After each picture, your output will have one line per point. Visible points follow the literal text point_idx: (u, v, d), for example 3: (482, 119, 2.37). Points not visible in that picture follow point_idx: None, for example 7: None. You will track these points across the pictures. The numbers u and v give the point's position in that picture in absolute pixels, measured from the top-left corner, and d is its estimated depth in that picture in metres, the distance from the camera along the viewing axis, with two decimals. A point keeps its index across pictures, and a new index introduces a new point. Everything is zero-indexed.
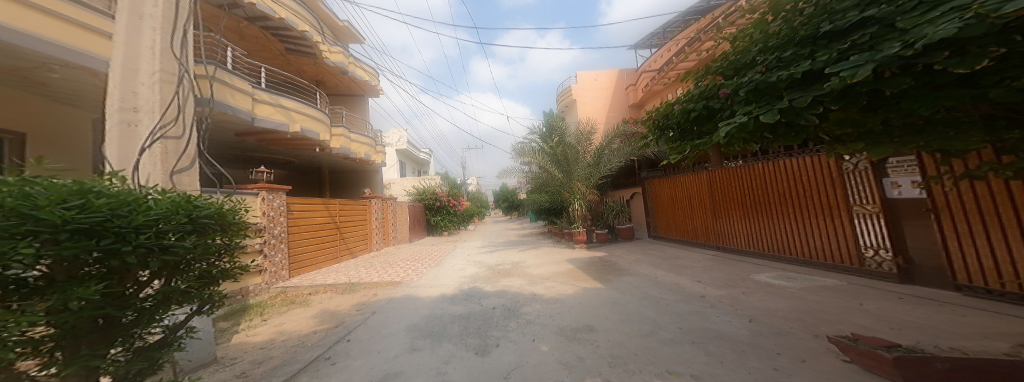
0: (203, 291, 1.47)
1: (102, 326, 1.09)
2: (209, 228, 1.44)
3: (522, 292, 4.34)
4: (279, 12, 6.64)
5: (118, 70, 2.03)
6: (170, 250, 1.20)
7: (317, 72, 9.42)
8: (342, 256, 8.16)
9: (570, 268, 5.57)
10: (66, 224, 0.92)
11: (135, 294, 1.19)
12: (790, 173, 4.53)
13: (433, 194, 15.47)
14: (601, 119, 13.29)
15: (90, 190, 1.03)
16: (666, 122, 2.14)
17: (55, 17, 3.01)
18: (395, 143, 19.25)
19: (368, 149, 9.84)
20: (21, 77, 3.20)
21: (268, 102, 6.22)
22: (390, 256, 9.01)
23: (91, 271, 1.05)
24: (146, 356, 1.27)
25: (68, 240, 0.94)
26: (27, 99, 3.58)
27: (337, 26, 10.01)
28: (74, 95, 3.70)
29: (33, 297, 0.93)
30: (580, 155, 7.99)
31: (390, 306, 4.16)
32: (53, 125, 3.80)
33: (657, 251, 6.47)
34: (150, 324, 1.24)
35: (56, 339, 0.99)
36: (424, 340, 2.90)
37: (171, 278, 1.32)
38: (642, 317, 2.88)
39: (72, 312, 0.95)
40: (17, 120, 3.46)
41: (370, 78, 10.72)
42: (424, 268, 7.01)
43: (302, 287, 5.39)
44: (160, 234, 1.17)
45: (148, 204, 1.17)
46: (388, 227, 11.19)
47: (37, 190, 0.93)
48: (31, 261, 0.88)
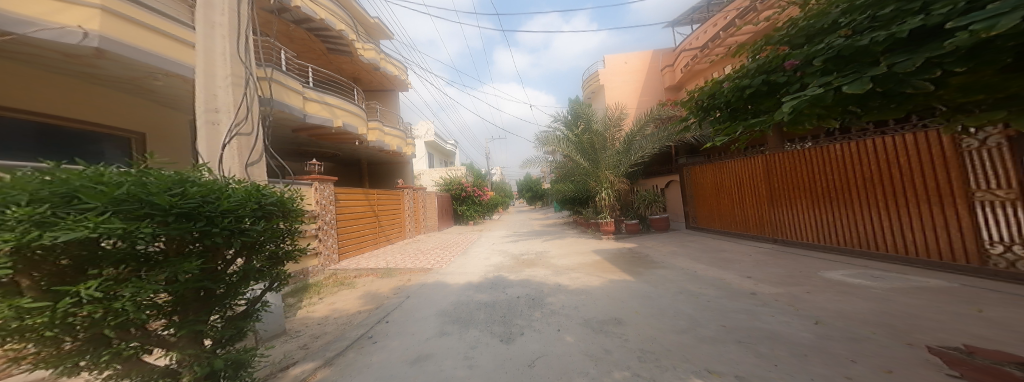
0: (273, 270, 1.60)
1: (202, 296, 1.28)
2: (274, 215, 1.57)
3: (557, 281, 4.33)
4: (319, 14, 6.95)
5: (201, 77, 2.26)
6: (247, 233, 1.34)
7: (353, 69, 9.89)
8: (380, 242, 8.65)
9: (597, 259, 5.46)
10: (172, 209, 1.07)
11: (223, 270, 1.35)
12: (875, 155, 4.05)
13: (459, 184, 15.81)
14: (632, 103, 12.71)
15: (187, 181, 1.20)
16: (713, 101, 1.97)
17: (144, 27, 3.43)
18: (423, 135, 19.85)
19: (400, 141, 10.25)
20: (136, 86, 3.86)
21: (317, 101, 6.61)
22: (421, 243, 9.39)
23: (193, 248, 1.22)
24: (235, 325, 1.44)
25: (174, 222, 1.09)
26: (139, 103, 4.30)
27: (368, 23, 10.33)
28: (171, 99, 4.34)
29: (155, 268, 1.10)
30: (609, 142, 7.68)
31: (423, 292, 4.34)
32: (157, 125, 4.53)
33: (696, 244, 6.15)
34: (237, 296, 1.41)
35: (173, 305, 1.16)
36: (452, 325, 3.00)
37: (250, 257, 1.46)
38: (683, 312, 2.76)
39: (181, 283, 1.11)
40: (132, 122, 4.20)
41: (400, 73, 10.99)
42: (452, 256, 7.23)
43: (350, 270, 5.80)
44: (239, 218, 1.31)
45: (228, 193, 1.31)
46: (420, 215, 11.66)
47: (150, 180, 1.11)
48: (150, 238, 1.02)
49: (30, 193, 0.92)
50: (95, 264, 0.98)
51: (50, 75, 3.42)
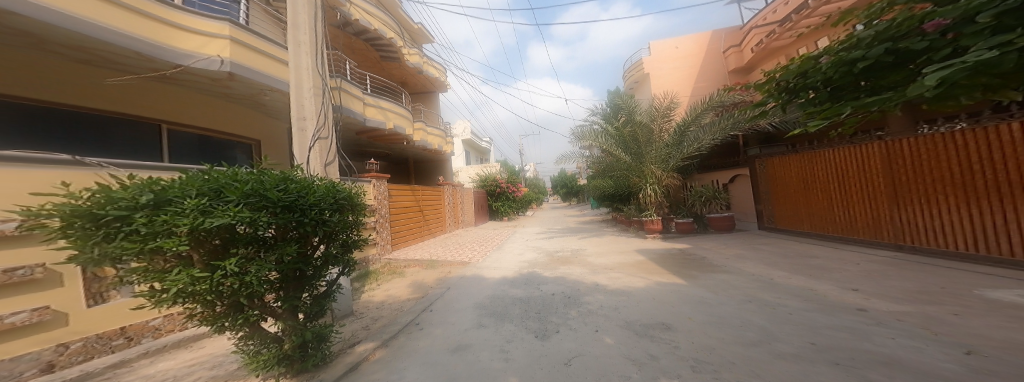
0: (344, 256, 2.25)
1: (297, 275, 1.95)
2: (345, 207, 2.20)
3: (601, 279, 4.19)
4: (374, 24, 7.52)
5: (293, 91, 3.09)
6: (325, 223, 1.96)
7: (401, 74, 10.54)
8: (425, 235, 9.13)
9: (641, 260, 5.17)
10: (279, 201, 1.70)
11: (311, 254, 2.00)
12: (954, 150, 3.70)
13: (494, 181, 16.04)
14: (686, 91, 11.81)
15: (286, 181, 1.83)
16: (802, 81, 1.61)
17: (248, 48, 4.18)
18: (461, 134, 20.47)
19: (441, 140, 10.70)
20: (254, 101, 4.97)
21: (374, 105, 7.13)
22: (461, 238, 9.71)
23: (293, 235, 1.88)
24: (318, 302, 2.13)
25: (280, 213, 1.73)
26: (254, 116, 5.46)
27: (412, 29, 10.89)
28: (273, 109, 5.37)
29: (269, 249, 1.75)
30: (655, 135, 7.26)
31: (462, 284, 4.49)
32: (267, 131, 5.73)
33: (772, 247, 5.45)
34: (318, 277, 2.08)
35: (279, 281, 1.84)
36: (489, 318, 3.04)
37: (327, 244, 2.10)
38: (753, 321, 2.48)
39: (285, 263, 1.75)
40: (252, 132, 5.42)
41: (440, 75, 11.43)
42: (488, 250, 7.38)
43: (401, 260, 6.21)
44: (319, 211, 1.95)
45: (313, 190, 1.92)
46: (458, 211, 12.07)
47: (265, 179, 1.75)
48: (266, 226, 1.65)
49: (194, 187, 1.51)
50: (234, 245, 1.63)
51: (202, 97, 4.60)
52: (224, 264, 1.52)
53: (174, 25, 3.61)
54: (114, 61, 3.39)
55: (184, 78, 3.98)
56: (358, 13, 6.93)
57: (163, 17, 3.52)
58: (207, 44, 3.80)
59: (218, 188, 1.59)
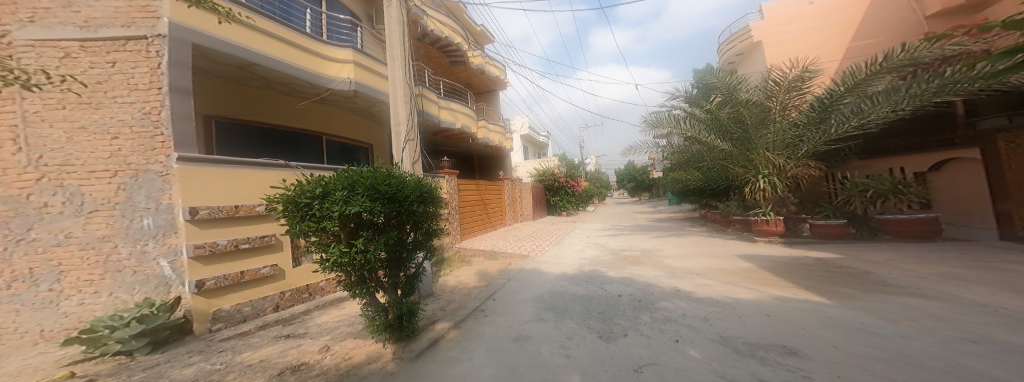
0: (429, 243, 2.64)
1: (395, 258, 2.40)
2: (430, 199, 2.61)
3: (683, 284, 3.71)
4: (445, 32, 8.42)
5: (393, 103, 4.32)
6: (414, 212, 2.39)
7: (466, 77, 11.16)
8: (488, 228, 9.51)
9: (741, 267, 4.37)
10: (385, 194, 2.19)
11: (405, 241, 2.44)
12: None
13: (552, 175, 15.81)
14: (827, 54, 9.27)
15: (388, 176, 2.30)
16: None
17: (370, 72, 5.74)
18: (519, 129, 20.66)
19: (502, 137, 11.00)
20: (369, 113, 6.76)
21: (446, 108, 7.70)
22: (520, 231, 9.83)
23: (393, 223, 2.34)
24: (410, 284, 2.55)
25: (385, 204, 2.20)
26: (366, 123, 7.37)
27: (475, 31, 11.40)
28: (377, 117, 7.18)
29: (378, 233, 2.25)
30: (773, 115, 6.04)
31: (522, 276, 4.47)
32: (375, 135, 7.66)
33: (991, 267, 3.72)
34: (408, 260, 2.49)
35: (385, 261, 2.32)
36: (549, 312, 2.97)
37: (415, 232, 2.52)
38: (945, 361, 1.77)
39: (388, 244, 2.23)
40: (366, 136, 7.37)
41: (501, 73, 11.73)
42: (546, 244, 7.32)
43: (467, 249, 6.60)
44: (417, 200, 2.45)
45: (407, 184, 2.37)
46: (518, 205, 12.23)
47: (376, 175, 2.26)
48: (377, 213, 2.14)
49: (339, 182, 2.12)
50: (360, 229, 2.19)
51: (340, 113, 6.62)
52: (355, 242, 2.11)
53: (324, 56, 5.15)
54: (298, 91, 5.18)
55: (332, 100, 5.83)
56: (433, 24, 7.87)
57: (322, 51, 5.10)
58: (343, 69, 5.39)
59: (351, 182, 2.15)
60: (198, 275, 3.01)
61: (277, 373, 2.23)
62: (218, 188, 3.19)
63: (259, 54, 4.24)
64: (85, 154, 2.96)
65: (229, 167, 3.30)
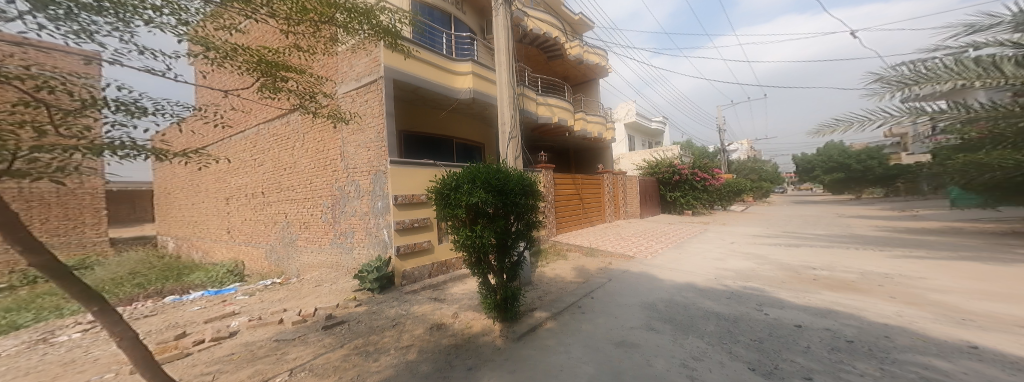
0: (529, 234, 3.18)
1: (501, 245, 3.03)
2: (529, 191, 3.15)
3: (844, 311, 3.06)
4: (543, 28, 9.14)
5: (502, 105, 5.06)
6: (516, 204, 2.96)
7: (564, 69, 11.68)
8: (584, 224, 9.45)
9: (990, 314, 2.91)
10: (494, 188, 2.84)
11: (509, 230, 3.03)
12: None
13: (670, 166, 14.22)
14: None
15: (496, 172, 2.95)
16: None
17: (481, 78, 7.58)
18: (624, 117, 19.32)
19: (600, 127, 11.07)
20: (480, 115, 8.97)
21: (542, 104, 8.61)
22: (622, 228, 9.46)
23: (500, 213, 2.96)
24: (511, 270, 3.16)
25: (496, 196, 2.84)
26: (478, 124, 9.78)
27: (573, 21, 11.58)
28: (485, 118, 9.39)
29: (490, 221, 2.91)
30: None
31: (623, 278, 4.76)
32: (483, 134, 10.03)
33: None
34: (511, 248, 3.10)
35: (494, 247, 2.98)
36: (661, 324, 3.04)
37: (518, 222, 3.11)
38: None
39: (497, 232, 2.87)
40: (478, 135, 9.78)
41: (600, 60, 11.59)
42: (661, 247, 6.98)
43: (564, 243, 7.12)
44: (523, 191, 3.03)
45: (510, 177, 2.98)
46: (619, 201, 11.55)
47: (488, 171, 2.93)
48: (489, 203, 2.80)
49: (463, 177, 2.89)
50: (476, 218, 2.91)
51: (462, 117, 9.09)
52: (475, 228, 2.82)
53: (453, 71, 7.14)
54: (437, 102, 7.57)
55: (458, 107, 8.14)
56: (531, 23, 8.74)
57: (449, 66, 7.08)
58: (463, 80, 7.28)
59: (471, 177, 2.87)
60: (402, 241, 5.19)
61: (430, 327, 3.39)
62: (410, 186, 5.40)
63: (417, 77, 6.34)
64: (357, 162, 5.78)
65: (420, 169, 5.61)
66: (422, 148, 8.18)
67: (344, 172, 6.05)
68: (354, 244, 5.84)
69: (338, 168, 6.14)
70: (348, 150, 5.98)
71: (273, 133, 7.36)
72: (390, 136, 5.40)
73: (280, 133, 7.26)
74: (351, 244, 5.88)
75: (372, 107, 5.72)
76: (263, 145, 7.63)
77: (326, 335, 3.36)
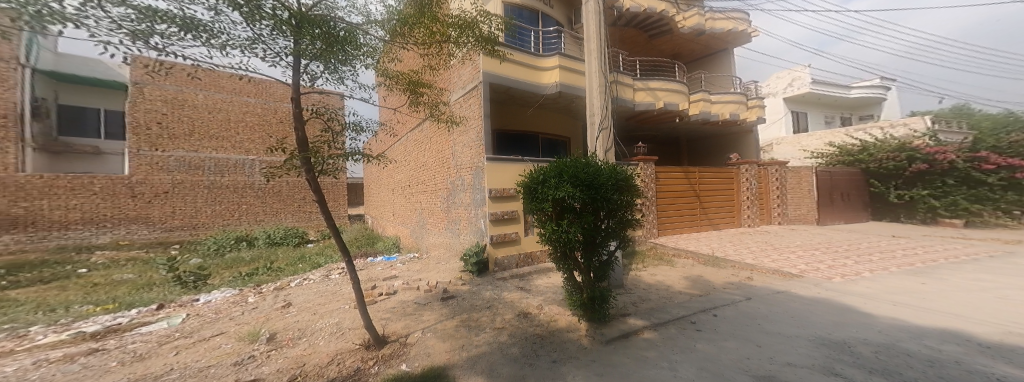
0: (623, 232, 3.08)
1: (590, 242, 3.04)
2: (625, 186, 3.02)
3: None
4: (645, 4, 8.44)
5: (593, 93, 4.94)
6: (608, 200, 2.88)
7: (674, 46, 10.52)
8: (703, 226, 8.44)
9: None
10: (582, 182, 2.84)
11: (599, 227, 3.01)
12: None
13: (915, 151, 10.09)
14: None
15: (588, 166, 2.94)
16: None
17: (573, 72, 7.57)
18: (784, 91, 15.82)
19: (731, 108, 9.34)
20: (570, 109, 8.99)
21: (644, 89, 8.00)
22: (764, 237, 7.85)
23: (589, 209, 2.95)
24: (600, 268, 3.14)
25: (585, 192, 2.82)
26: (565, 119, 9.88)
27: None
28: (574, 113, 9.36)
29: (577, 217, 2.94)
30: None
31: (763, 298, 3.99)
32: (571, 128, 10.10)
33: None
34: (601, 246, 3.07)
35: (582, 243, 3.01)
36: (818, 358, 2.39)
37: (609, 219, 3.05)
38: None
39: (585, 228, 2.87)
40: (565, 130, 9.90)
41: (726, 26, 9.73)
42: (858, 268, 5.32)
43: (669, 248, 6.74)
44: (613, 186, 2.90)
45: (602, 171, 2.92)
46: (768, 201, 9.50)
47: (578, 166, 2.94)
48: (577, 198, 2.83)
49: (552, 171, 3.00)
50: (564, 212, 2.98)
51: (549, 114, 9.36)
52: (562, 223, 2.91)
53: (542, 68, 7.41)
54: (527, 100, 7.99)
55: (547, 103, 8.39)
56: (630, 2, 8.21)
57: (539, 64, 7.34)
58: (551, 75, 7.42)
59: (560, 171, 2.95)
60: (495, 231, 5.91)
61: (518, 314, 3.76)
62: (502, 180, 6.04)
63: (510, 78, 6.83)
64: (461, 160, 6.86)
65: (509, 165, 6.19)
66: (513, 146, 8.73)
67: (453, 169, 7.29)
68: (459, 230, 6.96)
69: (450, 165, 7.40)
70: (456, 149, 7.12)
71: (414, 139, 9.42)
72: (487, 135, 6.06)
73: (419, 140, 9.12)
74: (457, 230, 7.03)
75: (473, 111, 6.61)
76: (411, 149, 9.82)
77: (444, 304, 4.21)
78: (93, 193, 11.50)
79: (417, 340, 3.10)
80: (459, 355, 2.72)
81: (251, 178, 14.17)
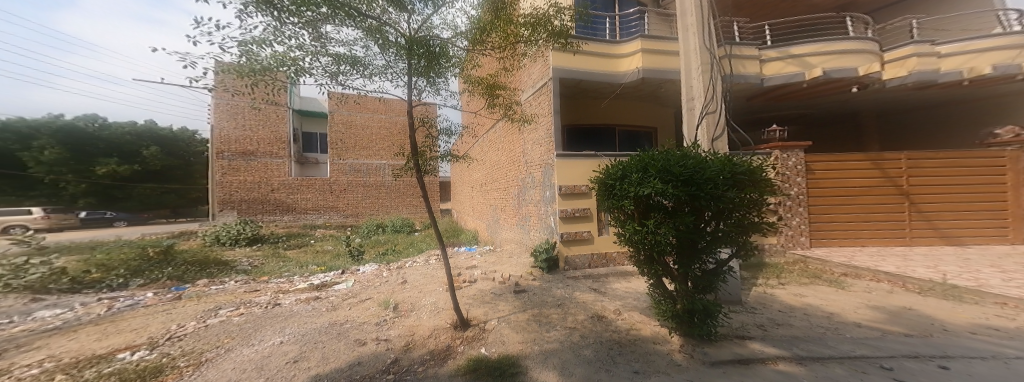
0: (736, 236, 2.82)
1: (692, 246, 2.91)
2: (743, 183, 2.68)
3: None
4: None
5: (688, 75, 4.98)
6: (720, 199, 2.60)
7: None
8: (908, 230, 7.68)
9: None
10: (680, 178, 2.65)
11: (703, 229, 2.84)
12: None
13: None
14: None
15: (689, 161, 2.75)
16: None
17: (655, 53, 7.78)
18: None
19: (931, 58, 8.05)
20: (651, 93, 9.03)
21: (771, 58, 8.19)
22: (985, 256, 6.45)
23: (688, 208, 2.78)
24: (703, 275, 3.01)
25: (683, 188, 2.63)
26: (644, 105, 9.97)
27: None
28: (655, 97, 9.47)
29: (672, 216, 2.80)
30: None
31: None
32: (653, 116, 10.20)
33: None
34: (707, 249, 2.89)
35: (676, 245, 2.87)
36: None
37: (718, 222, 2.84)
38: None
39: (681, 230, 2.69)
40: (648, 119, 10.10)
41: None
42: None
43: (827, 264, 6.39)
44: (717, 186, 2.60)
45: (709, 166, 2.67)
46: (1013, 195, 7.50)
47: (675, 161, 2.79)
48: (672, 196, 2.66)
49: (640, 167, 2.93)
50: (654, 210, 2.87)
51: (626, 102, 9.67)
52: (650, 222, 2.82)
53: (617, 55, 7.93)
54: (601, 91, 8.58)
55: (624, 92, 8.86)
56: None
57: (615, 50, 7.92)
58: (628, 61, 7.89)
59: (650, 166, 2.86)
60: (565, 229, 6.85)
61: (591, 316, 4.35)
62: (570, 178, 6.93)
63: (583, 70, 7.62)
64: (535, 156, 7.99)
65: (578, 162, 7.06)
66: (586, 139, 9.66)
67: (523, 166, 8.72)
68: (528, 226, 8.38)
69: (519, 161, 8.99)
70: (528, 148, 8.41)
71: (489, 141, 11.62)
72: (557, 131, 7.05)
73: (491, 140, 11.37)
74: (527, 226, 8.46)
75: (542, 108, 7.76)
76: (486, 149, 12.17)
77: (516, 297, 5.32)
78: (316, 190, 20.37)
79: (494, 327, 4.06)
80: (531, 348, 3.41)
81: (385, 178, 21.84)
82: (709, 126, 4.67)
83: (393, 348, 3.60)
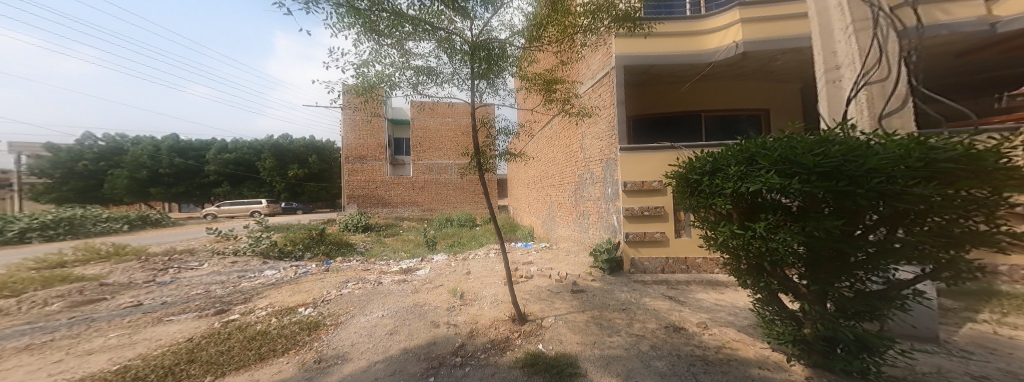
0: (936, 253, 1.66)
1: (836, 257, 1.92)
2: (953, 178, 1.48)
3: None
4: None
5: (822, 37, 3.51)
6: (900, 198, 1.52)
7: None
8: None
9: None
10: (814, 168, 1.69)
11: (860, 235, 1.79)
12: None
13: None
14: None
15: (828, 145, 1.77)
16: None
17: (762, 20, 6.14)
18: None
19: None
20: (762, 69, 7.05)
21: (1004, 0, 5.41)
22: None
23: (828, 209, 1.82)
24: (864, 297, 1.94)
25: (814, 181, 1.72)
26: (756, 85, 7.67)
27: None
28: (767, 74, 7.30)
29: (798, 219, 1.88)
30: None
31: None
32: (770, 97, 7.73)
33: None
34: (875, 264, 1.80)
35: (807, 257, 1.95)
36: None
37: (894, 227, 1.70)
38: None
39: (814, 238, 1.79)
40: (763, 102, 7.69)
41: None
42: None
43: None
44: (893, 180, 1.52)
45: (873, 150, 1.59)
46: None
47: (802, 146, 1.85)
48: (795, 195, 1.78)
49: (737, 158, 2.12)
50: (764, 210, 2.03)
51: (723, 83, 7.61)
52: (754, 225, 2.00)
53: (706, 31, 6.55)
54: (680, 75, 7.15)
55: (715, 73, 7.09)
56: None
57: (702, 28, 6.56)
58: (723, 37, 6.38)
59: (752, 157, 2.04)
60: (632, 229, 6.07)
61: (666, 326, 3.78)
62: (635, 173, 6.12)
63: (656, 55, 6.55)
64: (597, 150, 7.40)
65: (649, 157, 6.12)
66: (660, 131, 8.09)
67: (582, 163, 8.42)
68: (589, 224, 7.94)
69: (578, 158, 8.67)
70: (586, 142, 8.09)
71: (546, 136, 11.58)
72: (621, 124, 6.39)
73: (548, 136, 11.37)
74: (587, 224, 8.04)
75: (604, 100, 7.04)
76: (543, 145, 12.18)
77: (574, 296, 4.87)
78: (405, 187, 23.66)
79: (552, 325, 3.86)
80: (591, 351, 3.22)
81: (452, 176, 24.17)
82: (875, 99, 3.12)
83: (460, 332, 3.80)
